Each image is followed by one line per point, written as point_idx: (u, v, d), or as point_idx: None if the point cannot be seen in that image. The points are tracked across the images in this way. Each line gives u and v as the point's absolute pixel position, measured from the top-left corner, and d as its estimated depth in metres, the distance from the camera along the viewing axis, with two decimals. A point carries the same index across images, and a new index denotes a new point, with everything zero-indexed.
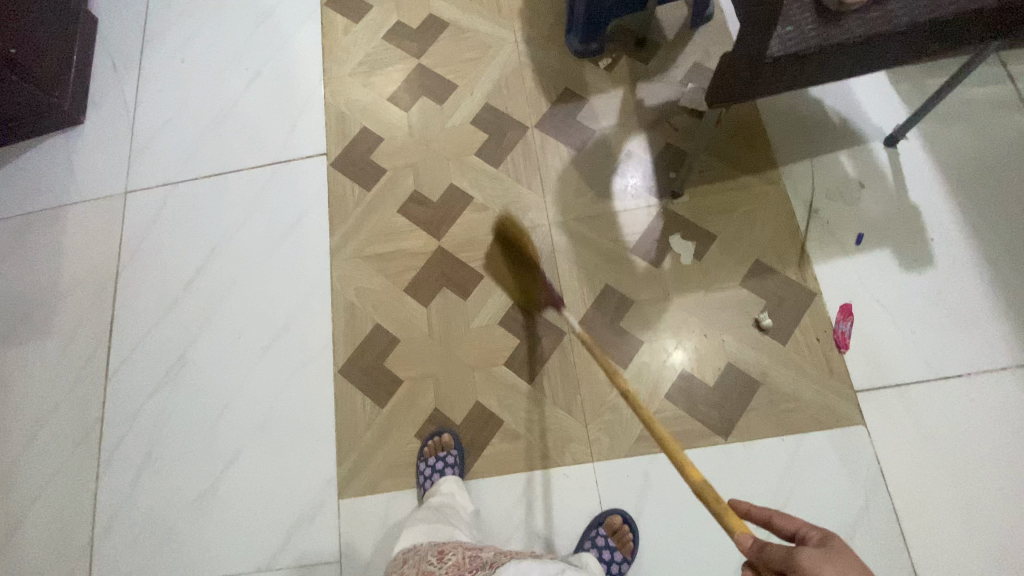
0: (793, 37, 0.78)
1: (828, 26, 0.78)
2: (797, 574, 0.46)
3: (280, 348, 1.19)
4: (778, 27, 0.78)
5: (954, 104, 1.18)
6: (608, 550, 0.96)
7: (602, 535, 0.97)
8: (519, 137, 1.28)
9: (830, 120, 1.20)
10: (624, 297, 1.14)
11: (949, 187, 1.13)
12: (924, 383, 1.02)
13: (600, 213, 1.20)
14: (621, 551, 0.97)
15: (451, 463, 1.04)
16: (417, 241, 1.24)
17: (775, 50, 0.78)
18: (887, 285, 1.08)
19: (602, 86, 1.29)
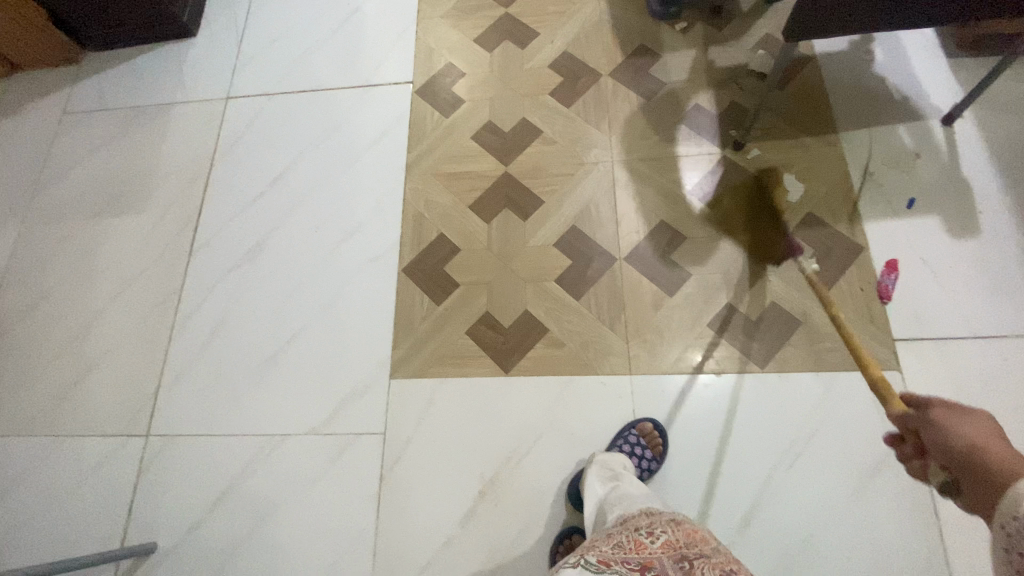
0: None
1: None
2: (929, 429, 0.52)
3: (349, 243, 1.29)
4: None
5: (1013, 95, 1.24)
6: (639, 447, 1.02)
7: (633, 434, 1.04)
8: (592, 83, 1.38)
9: (891, 95, 1.26)
10: (677, 233, 1.20)
11: (1001, 169, 1.18)
12: (961, 341, 1.06)
13: (661, 157, 1.28)
14: (651, 451, 1.02)
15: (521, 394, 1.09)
16: (486, 164, 1.33)
17: None
18: (934, 248, 1.12)
19: (675, 46, 1.38)
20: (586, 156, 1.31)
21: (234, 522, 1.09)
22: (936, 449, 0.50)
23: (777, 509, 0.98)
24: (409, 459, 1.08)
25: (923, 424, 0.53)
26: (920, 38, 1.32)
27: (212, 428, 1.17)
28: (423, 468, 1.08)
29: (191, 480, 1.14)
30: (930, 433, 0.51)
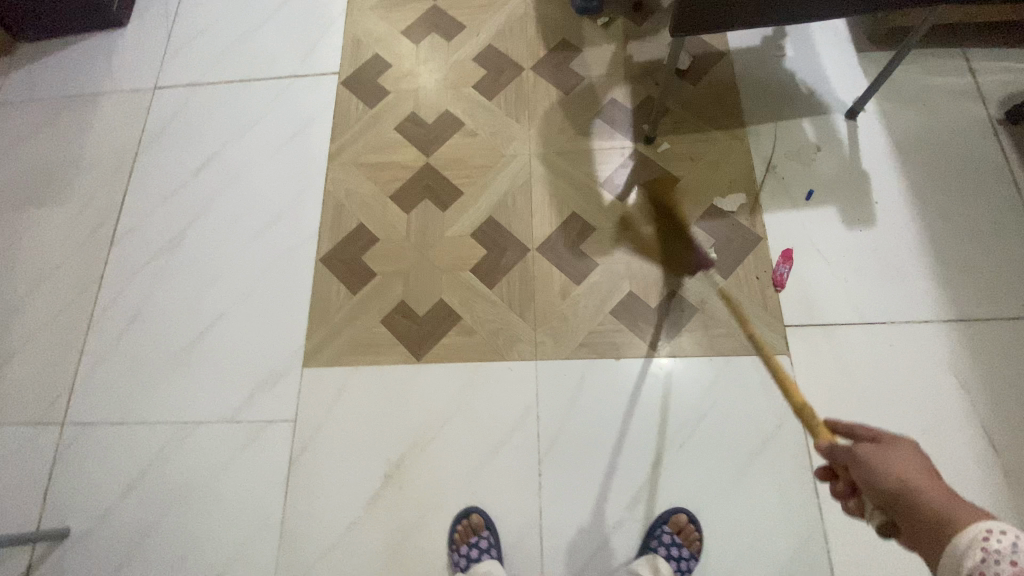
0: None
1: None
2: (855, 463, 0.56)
3: (271, 233, 1.31)
4: None
5: (914, 90, 1.28)
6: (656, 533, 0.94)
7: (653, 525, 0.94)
8: (515, 77, 1.40)
9: (798, 90, 1.30)
10: (588, 224, 1.24)
11: (899, 161, 1.22)
12: (849, 327, 1.10)
13: (578, 149, 1.31)
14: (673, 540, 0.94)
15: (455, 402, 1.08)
16: (408, 155, 1.35)
17: None
18: (829, 238, 1.17)
19: (596, 41, 1.42)
20: (505, 148, 1.33)
21: (148, 508, 1.11)
22: (869, 489, 0.53)
23: (666, 486, 1.03)
24: (319, 444, 1.11)
25: (855, 462, 0.55)
26: (833, 33, 1.35)
27: (129, 416, 1.18)
28: (333, 452, 1.10)
29: (105, 468, 1.15)
30: (860, 470, 0.55)
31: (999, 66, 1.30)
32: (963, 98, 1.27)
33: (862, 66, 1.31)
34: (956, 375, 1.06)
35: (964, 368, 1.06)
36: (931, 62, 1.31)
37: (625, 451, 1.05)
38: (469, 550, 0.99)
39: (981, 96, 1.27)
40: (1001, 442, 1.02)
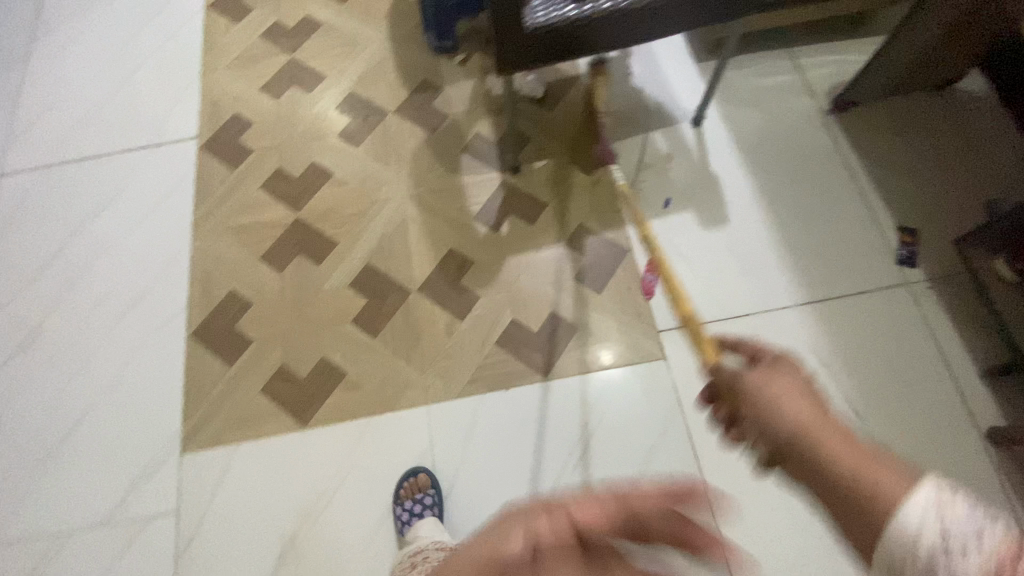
0: (545, 14, 0.97)
1: (577, 8, 0.98)
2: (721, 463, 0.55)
3: (137, 313, 1.24)
4: (537, 9, 0.98)
5: (750, 91, 1.38)
6: None
7: None
8: (379, 121, 1.41)
9: (647, 104, 1.37)
10: (465, 258, 1.25)
11: (745, 159, 1.31)
12: (718, 323, 1.16)
13: (448, 186, 1.32)
14: None
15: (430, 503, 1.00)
16: (277, 213, 1.32)
17: (530, 25, 0.97)
18: (689, 241, 1.23)
19: (455, 78, 1.45)
20: (376, 193, 1.33)
21: None
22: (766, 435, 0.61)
23: None
24: (208, 530, 1.05)
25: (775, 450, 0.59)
26: (673, 47, 1.44)
27: None
28: (223, 536, 1.04)
29: None
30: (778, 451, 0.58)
31: (820, 60, 1.42)
32: (793, 95, 1.38)
33: (702, 75, 1.40)
34: (818, 353, 1.13)
35: (825, 346, 1.13)
36: (761, 64, 1.42)
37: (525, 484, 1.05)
38: (413, 505, 1.00)
39: (808, 91, 1.38)
40: (866, 412, 1.08)
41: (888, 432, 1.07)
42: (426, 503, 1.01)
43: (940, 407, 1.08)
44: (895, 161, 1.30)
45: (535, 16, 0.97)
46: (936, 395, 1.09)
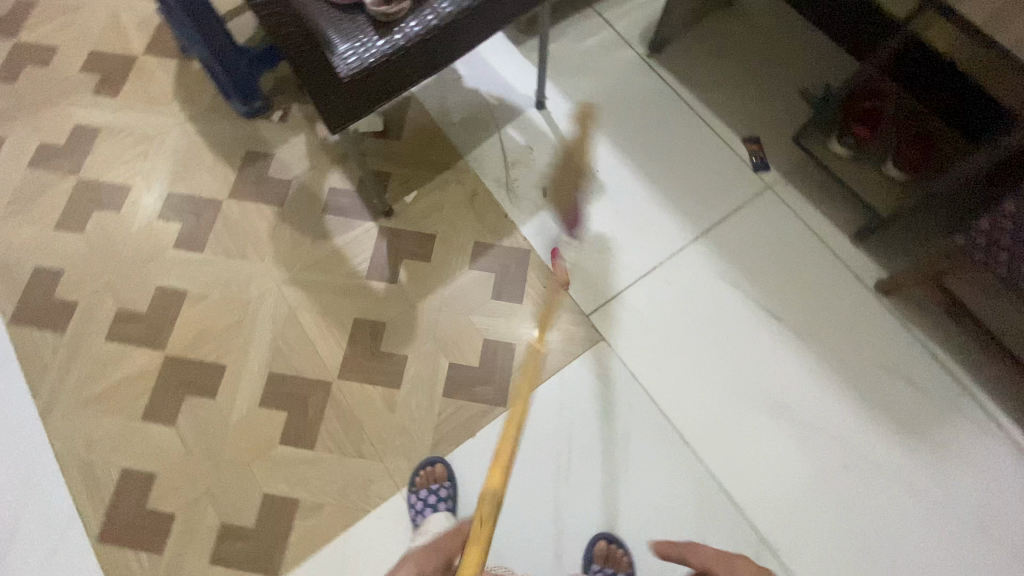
0: (356, 53, 0.87)
1: (386, 36, 0.88)
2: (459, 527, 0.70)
3: (12, 549, 0.99)
4: (343, 47, 0.87)
5: (576, 58, 1.42)
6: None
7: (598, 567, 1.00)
8: (216, 214, 1.24)
9: (488, 102, 1.35)
10: (375, 323, 1.16)
11: (597, 125, 1.35)
12: (635, 286, 1.21)
13: (325, 255, 1.22)
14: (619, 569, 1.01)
15: (445, 496, 1.01)
16: (141, 359, 1.12)
17: (344, 71, 0.86)
18: (580, 220, 1.25)
19: (283, 138, 1.31)
20: (248, 293, 1.18)
21: None
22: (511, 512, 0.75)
23: (578, 521, 1.04)
24: None
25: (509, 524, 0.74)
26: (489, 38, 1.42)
27: None
28: None
29: None
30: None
31: (625, 10, 1.47)
32: (614, 49, 1.43)
33: (527, 57, 1.40)
34: (725, 277, 1.22)
35: (727, 269, 1.23)
36: (576, 30, 1.45)
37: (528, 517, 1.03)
38: (428, 495, 1.01)
39: (626, 41, 1.44)
40: (780, 312, 1.20)
41: (803, 320, 1.19)
42: (441, 495, 1.01)
43: (834, 281, 1.21)
44: (722, 80, 1.39)
45: (348, 61, 0.86)
46: (828, 273, 1.22)
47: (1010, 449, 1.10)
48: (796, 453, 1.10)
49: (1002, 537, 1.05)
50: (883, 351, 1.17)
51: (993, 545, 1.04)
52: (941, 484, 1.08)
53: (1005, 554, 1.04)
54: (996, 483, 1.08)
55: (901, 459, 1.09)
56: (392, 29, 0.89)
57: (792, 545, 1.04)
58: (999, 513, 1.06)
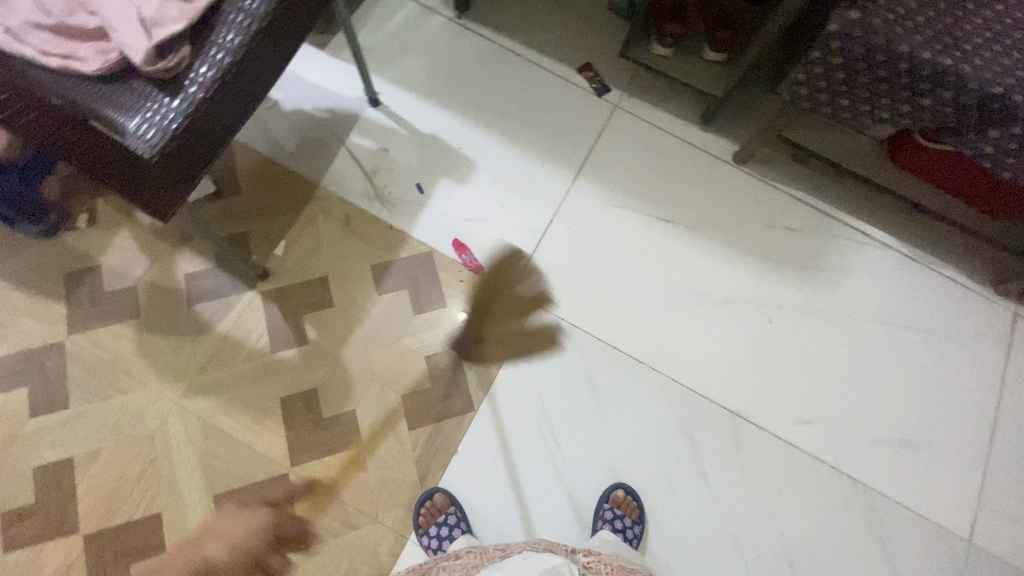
0: (149, 126, 0.74)
1: (176, 95, 0.76)
2: None
3: None
4: (132, 125, 0.74)
5: (390, 42, 1.33)
6: (619, 520, 1.03)
7: (610, 510, 1.04)
8: (64, 361, 1.06)
9: (320, 119, 1.24)
10: (305, 392, 1.06)
11: (439, 103, 1.30)
12: (541, 243, 1.22)
13: (215, 348, 1.08)
14: (630, 516, 1.05)
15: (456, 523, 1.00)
16: (56, 553, 0.97)
17: (145, 153, 0.74)
18: (464, 202, 1.23)
19: (104, 245, 1.13)
20: (147, 426, 1.03)
21: None
22: None
23: (582, 478, 1.08)
24: None
25: None
26: None
27: None
28: None
29: None
30: None
31: None
32: (423, 20, 1.36)
33: (339, 56, 1.29)
34: (614, 202, 1.27)
35: (614, 194, 1.28)
36: (377, 13, 1.36)
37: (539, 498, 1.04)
38: (439, 530, 0.99)
39: (431, 7, 1.37)
40: (672, 213, 1.28)
41: (692, 213, 1.28)
42: (451, 524, 1.00)
43: (703, 168, 1.31)
44: (537, 17, 1.38)
45: (148, 140, 0.74)
46: (695, 163, 1.32)
47: (878, 250, 1.30)
48: (731, 329, 1.21)
49: (897, 322, 1.25)
50: (763, 212, 1.30)
51: (893, 330, 1.25)
52: (842, 302, 1.25)
53: (904, 334, 1.25)
54: (878, 282, 1.27)
55: (807, 295, 1.25)
56: (181, 85, 0.76)
57: (758, 407, 1.16)
58: (888, 305, 1.26)
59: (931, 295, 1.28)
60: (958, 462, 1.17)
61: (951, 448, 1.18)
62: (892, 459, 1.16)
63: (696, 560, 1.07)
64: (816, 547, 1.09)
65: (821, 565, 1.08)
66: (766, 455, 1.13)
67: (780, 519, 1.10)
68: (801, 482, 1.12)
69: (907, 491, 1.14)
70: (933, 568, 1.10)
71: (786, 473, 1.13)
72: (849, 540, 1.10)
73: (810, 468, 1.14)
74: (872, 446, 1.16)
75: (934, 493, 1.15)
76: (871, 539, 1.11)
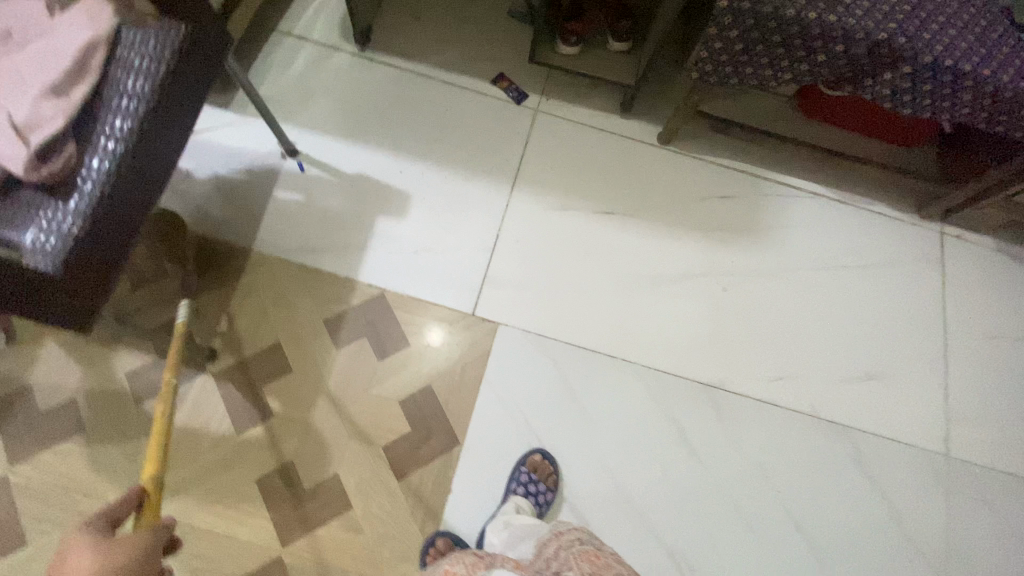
0: (45, 238, 0.68)
1: (69, 197, 0.70)
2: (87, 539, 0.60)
3: None
4: (26, 240, 0.68)
5: (296, 88, 1.29)
6: (533, 484, 1.02)
7: (525, 473, 1.03)
8: (11, 494, 0.98)
9: (238, 181, 1.19)
10: (281, 466, 1.02)
11: (360, 140, 1.27)
12: (491, 259, 1.21)
13: (175, 443, 1.02)
14: (545, 481, 1.04)
15: None
16: None
17: (47, 266, 0.68)
18: (406, 235, 1.21)
19: (29, 362, 1.05)
20: None
21: None
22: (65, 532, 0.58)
23: (581, 484, 1.08)
24: None
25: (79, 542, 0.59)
26: None
27: None
28: None
29: None
30: None
31: (309, 15, 1.36)
32: (326, 60, 1.33)
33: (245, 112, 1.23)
34: (555, 204, 1.27)
35: (553, 196, 1.28)
36: (276, 61, 1.31)
37: (538, 513, 1.02)
38: None
39: (331, 46, 1.34)
40: (612, 204, 1.29)
41: (631, 200, 1.30)
42: None
43: (632, 154, 1.33)
44: (442, 36, 1.37)
45: (46, 248, 0.67)
46: (624, 150, 1.34)
47: (809, 199, 1.35)
48: (691, 304, 1.23)
49: (841, 263, 1.31)
50: (697, 184, 1.33)
51: (838, 272, 1.30)
52: (787, 256, 1.30)
53: (848, 274, 1.30)
54: (815, 230, 1.33)
55: (754, 256, 1.29)
56: (74, 184, 0.71)
57: (732, 373, 1.19)
58: (829, 249, 1.32)
59: (864, 232, 1.34)
60: (920, 382, 1.23)
61: (911, 370, 1.24)
62: (862, 394, 1.21)
63: (704, 537, 1.08)
64: (811, 494, 1.13)
65: (819, 511, 1.12)
66: (748, 418, 1.16)
67: (774, 476, 1.13)
68: (785, 435, 1.16)
69: (881, 420, 1.20)
70: (919, 486, 1.16)
71: (772, 430, 1.16)
72: (840, 481, 1.14)
73: (791, 420, 1.17)
74: (843, 386, 1.21)
75: (907, 416, 1.21)
76: (859, 474, 1.15)
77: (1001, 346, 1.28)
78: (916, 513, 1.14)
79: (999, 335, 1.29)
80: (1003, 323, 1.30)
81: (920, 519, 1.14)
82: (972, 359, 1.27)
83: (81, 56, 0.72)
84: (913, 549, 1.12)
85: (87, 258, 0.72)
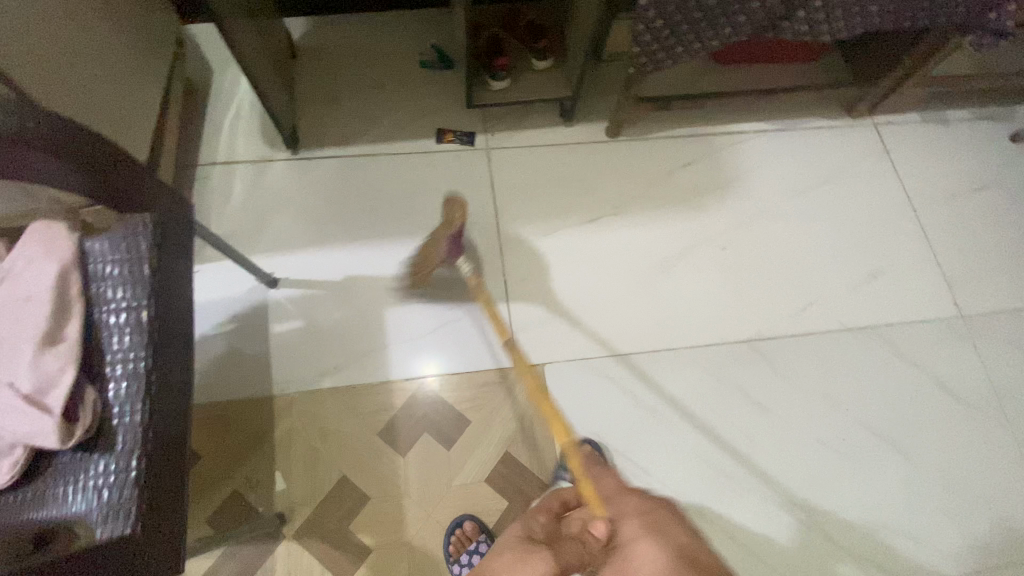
0: (107, 500, 0.63)
1: (113, 446, 0.65)
2: None
3: None
4: (91, 510, 0.62)
5: (247, 215, 1.23)
6: None
7: None
8: None
9: (230, 331, 1.13)
10: None
11: (334, 242, 1.22)
12: (510, 307, 1.20)
13: None
14: None
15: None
16: None
17: (121, 526, 0.62)
18: (420, 316, 1.18)
19: None
20: None
21: None
22: None
23: (681, 480, 1.10)
24: None
25: None
26: None
27: None
28: None
29: None
30: None
31: (228, 138, 1.29)
32: (264, 175, 1.26)
33: (220, 255, 1.17)
34: (543, 229, 1.28)
35: (538, 224, 1.28)
36: (214, 195, 1.24)
37: None
38: None
39: (263, 160, 1.28)
40: (594, 209, 1.31)
41: (609, 199, 1.32)
42: None
43: (591, 157, 1.36)
44: (369, 111, 1.34)
45: (112, 504, 0.62)
46: (583, 155, 1.36)
47: (758, 138, 1.43)
48: (702, 273, 1.28)
49: (808, 184, 1.40)
50: (661, 162, 1.37)
51: (809, 193, 1.39)
52: (762, 195, 1.37)
53: (818, 190, 1.39)
54: (775, 163, 1.41)
55: (735, 206, 1.35)
56: (111, 426, 0.66)
57: (763, 321, 1.25)
58: (793, 175, 1.40)
59: (814, 149, 1.44)
60: (914, 262, 1.34)
61: (903, 256, 1.34)
62: (876, 292, 1.30)
63: (806, 478, 1.13)
64: (872, 401, 1.20)
65: (885, 413, 1.19)
66: (794, 356, 1.22)
67: (836, 399, 1.19)
68: (831, 356, 1.23)
69: (900, 309, 1.29)
70: (954, 351, 1.26)
71: (818, 357, 1.23)
72: (891, 379, 1.22)
73: (830, 341, 1.24)
74: (856, 293, 1.29)
75: (917, 295, 1.30)
76: (902, 364, 1.24)
77: (962, 204, 1.41)
78: (960, 377, 1.23)
79: (956, 194, 1.42)
80: (955, 183, 1.43)
81: (966, 382, 1.23)
82: (944, 225, 1.38)
83: (58, 291, 0.66)
84: (973, 412, 1.21)
85: (158, 495, 0.66)
